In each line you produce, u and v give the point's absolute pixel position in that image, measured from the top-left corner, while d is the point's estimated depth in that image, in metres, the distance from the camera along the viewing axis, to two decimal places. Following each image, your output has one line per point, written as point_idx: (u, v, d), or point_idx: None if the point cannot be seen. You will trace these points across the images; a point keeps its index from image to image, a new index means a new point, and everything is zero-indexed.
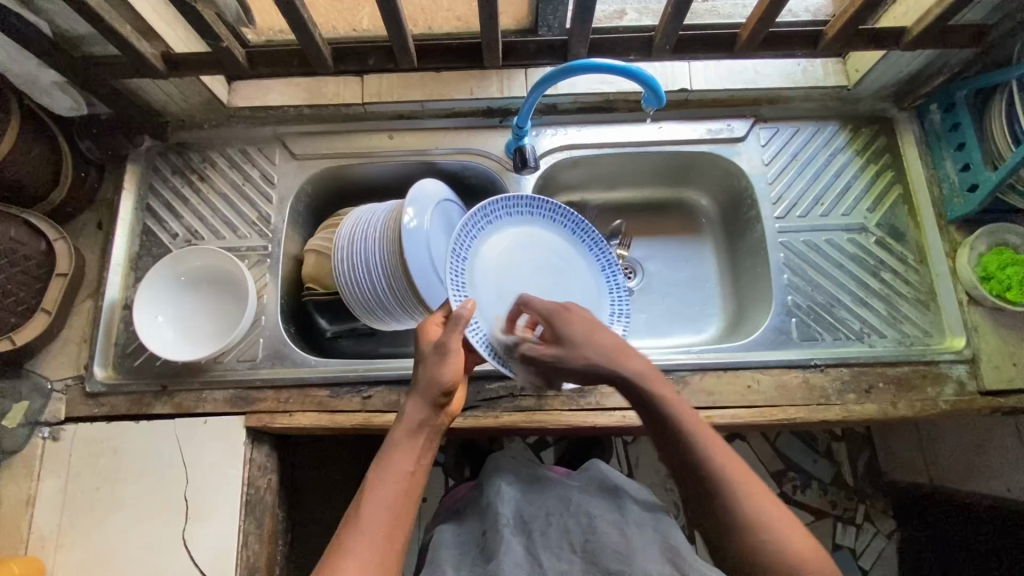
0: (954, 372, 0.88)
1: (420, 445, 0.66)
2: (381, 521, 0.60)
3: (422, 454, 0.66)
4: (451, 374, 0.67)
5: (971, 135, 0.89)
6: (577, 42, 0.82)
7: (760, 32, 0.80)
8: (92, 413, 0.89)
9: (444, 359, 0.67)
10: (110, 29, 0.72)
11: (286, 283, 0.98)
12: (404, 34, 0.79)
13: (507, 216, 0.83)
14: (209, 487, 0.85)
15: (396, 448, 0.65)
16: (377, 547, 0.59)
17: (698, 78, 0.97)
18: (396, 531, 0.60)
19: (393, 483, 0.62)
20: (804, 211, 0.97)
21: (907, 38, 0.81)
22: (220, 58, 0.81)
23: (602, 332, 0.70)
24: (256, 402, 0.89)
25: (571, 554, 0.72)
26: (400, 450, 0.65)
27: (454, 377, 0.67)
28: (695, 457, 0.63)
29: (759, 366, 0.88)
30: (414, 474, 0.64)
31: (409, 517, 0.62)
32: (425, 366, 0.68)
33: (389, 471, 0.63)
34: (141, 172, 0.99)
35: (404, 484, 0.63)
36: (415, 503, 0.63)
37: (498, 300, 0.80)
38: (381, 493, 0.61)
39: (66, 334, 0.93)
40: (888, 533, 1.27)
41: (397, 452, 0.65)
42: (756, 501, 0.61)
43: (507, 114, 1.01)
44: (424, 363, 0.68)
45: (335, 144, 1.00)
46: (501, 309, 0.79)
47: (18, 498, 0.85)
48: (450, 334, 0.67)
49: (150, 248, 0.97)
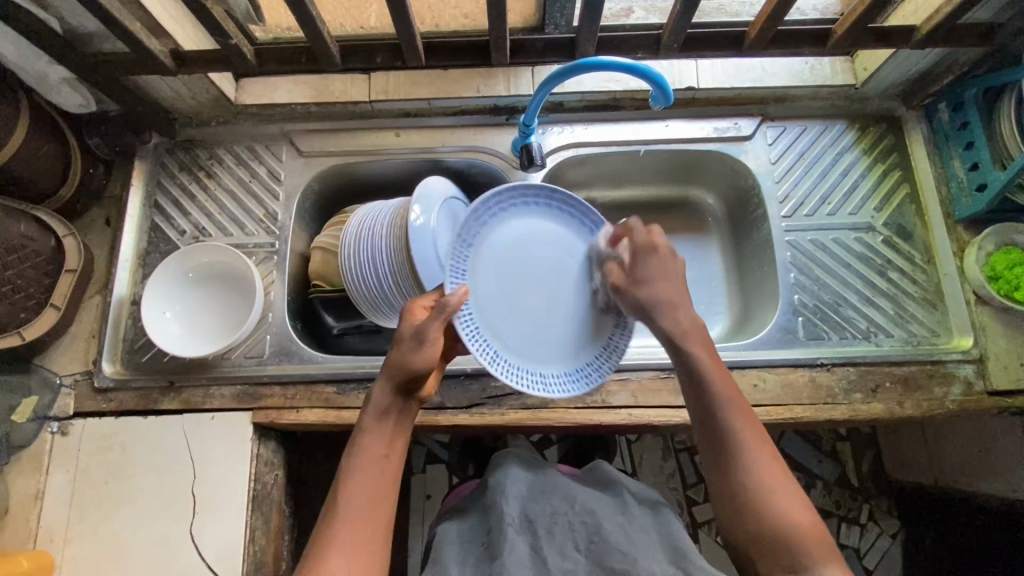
0: (961, 372, 0.88)
1: (392, 427, 0.66)
2: (361, 506, 0.61)
3: (395, 435, 0.66)
4: (421, 361, 0.65)
5: (980, 135, 0.88)
6: (585, 40, 0.82)
7: (769, 30, 0.79)
8: (100, 408, 0.90)
9: (419, 344, 0.65)
10: (121, 26, 0.72)
11: (293, 280, 0.98)
12: (413, 32, 0.79)
13: (510, 209, 0.78)
14: (215, 483, 0.86)
15: (368, 435, 0.65)
16: (359, 530, 0.60)
17: (705, 76, 0.97)
18: (373, 515, 0.61)
19: (367, 468, 0.63)
20: (811, 210, 0.97)
21: (917, 37, 0.81)
22: (229, 55, 0.81)
23: (671, 280, 0.73)
24: (263, 398, 0.89)
25: (575, 554, 0.71)
26: (372, 436, 0.65)
27: (429, 363, 0.65)
28: (730, 431, 0.65)
29: (765, 365, 0.88)
30: (388, 457, 0.64)
31: (387, 500, 0.63)
32: (398, 352, 0.66)
33: (361, 457, 0.64)
34: (149, 169, 1.00)
35: (378, 469, 0.63)
36: (392, 485, 0.64)
37: (496, 295, 0.76)
38: (357, 480, 0.62)
39: (75, 329, 0.93)
40: (892, 533, 1.26)
41: (369, 437, 0.65)
42: (777, 487, 0.62)
43: (514, 111, 1.01)
44: (396, 348, 0.67)
45: (342, 141, 1.01)
46: (498, 306, 0.76)
47: (27, 493, 0.85)
48: (428, 322, 0.65)
49: (157, 245, 0.97)
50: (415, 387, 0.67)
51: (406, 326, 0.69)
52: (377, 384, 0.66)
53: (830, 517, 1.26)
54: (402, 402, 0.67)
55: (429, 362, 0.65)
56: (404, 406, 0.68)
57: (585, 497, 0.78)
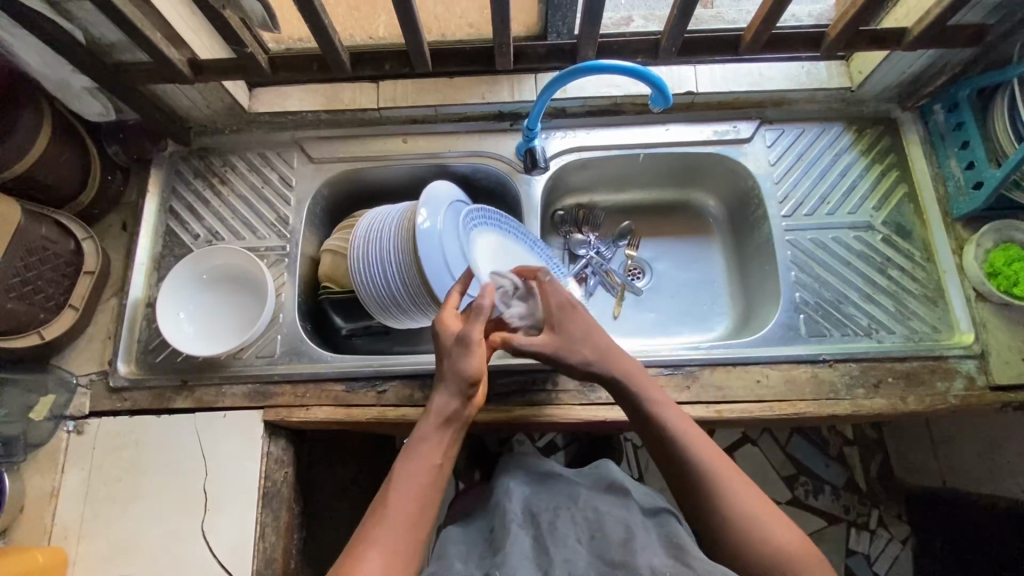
0: (963, 367, 0.89)
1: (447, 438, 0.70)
2: (404, 512, 0.64)
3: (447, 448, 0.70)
4: (475, 365, 0.71)
5: (974, 134, 0.90)
6: (586, 46, 0.85)
7: (764, 32, 0.82)
8: (115, 407, 0.92)
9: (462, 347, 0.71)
10: (141, 36, 0.75)
11: (303, 282, 1.01)
12: (420, 40, 0.82)
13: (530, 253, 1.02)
14: (226, 479, 0.87)
15: (425, 443, 0.69)
16: (400, 533, 0.62)
17: (704, 81, 0.99)
18: (421, 519, 0.64)
19: (418, 475, 0.66)
20: (810, 210, 0.99)
21: (909, 38, 0.83)
22: (244, 63, 0.84)
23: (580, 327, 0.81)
24: (274, 397, 0.91)
25: (575, 544, 0.71)
26: (426, 446, 0.69)
27: (477, 369, 0.71)
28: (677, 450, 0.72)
29: (768, 361, 0.89)
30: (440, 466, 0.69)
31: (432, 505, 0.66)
32: (449, 362, 0.72)
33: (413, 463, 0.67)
34: (165, 176, 1.03)
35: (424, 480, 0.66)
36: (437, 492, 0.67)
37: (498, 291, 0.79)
38: (408, 483, 0.66)
39: (91, 331, 0.96)
40: (902, 539, 1.26)
41: (423, 444, 0.69)
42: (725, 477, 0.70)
43: (518, 118, 1.04)
44: (445, 358, 0.73)
45: (352, 148, 1.04)
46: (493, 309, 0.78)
47: (43, 491, 0.87)
48: (469, 327, 0.71)
49: (172, 249, 1.00)
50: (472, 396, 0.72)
51: (444, 335, 0.74)
52: (439, 395, 0.71)
53: (839, 522, 1.26)
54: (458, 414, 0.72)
55: (475, 366, 0.71)
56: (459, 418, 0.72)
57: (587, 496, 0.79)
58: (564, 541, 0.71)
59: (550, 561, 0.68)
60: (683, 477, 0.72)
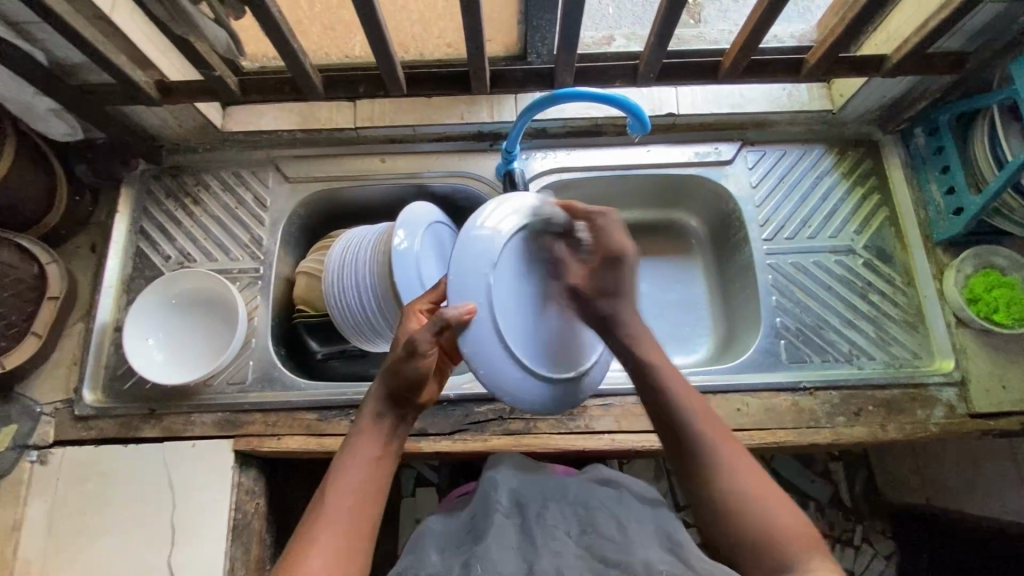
0: (943, 395, 0.88)
1: (383, 432, 0.67)
2: (350, 502, 0.62)
3: (388, 441, 0.67)
4: (418, 373, 0.66)
5: (954, 159, 0.90)
6: (563, 71, 0.84)
7: (743, 59, 0.81)
8: (81, 437, 0.89)
9: (410, 355, 0.65)
10: (104, 60, 0.73)
11: (277, 306, 0.98)
12: (392, 63, 0.80)
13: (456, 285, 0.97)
14: (196, 510, 0.85)
15: (363, 435, 0.66)
16: (347, 528, 0.60)
17: (685, 103, 0.98)
18: (364, 514, 0.62)
19: (360, 469, 0.64)
20: (791, 233, 0.98)
21: (888, 65, 0.82)
22: (212, 86, 0.81)
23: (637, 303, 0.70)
24: (245, 426, 0.89)
25: (562, 536, 0.82)
26: (366, 439, 0.66)
27: (421, 373, 0.66)
28: (675, 417, 0.65)
29: (748, 389, 0.88)
30: (380, 459, 0.65)
31: (377, 500, 0.63)
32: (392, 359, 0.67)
33: (353, 457, 0.65)
34: (135, 195, 1.00)
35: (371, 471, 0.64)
36: (381, 489, 0.64)
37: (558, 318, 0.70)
38: (348, 479, 0.63)
39: (56, 357, 0.93)
40: (887, 555, 1.25)
41: (362, 439, 0.66)
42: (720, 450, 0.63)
43: (498, 137, 1.02)
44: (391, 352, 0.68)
45: (327, 168, 1.02)
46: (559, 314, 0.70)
47: (5, 523, 0.85)
48: (421, 331, 0.64)
49: (142, 271, 0.97)
50: (410, 394, 0.68)
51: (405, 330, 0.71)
52: (375, 387, 0.68)
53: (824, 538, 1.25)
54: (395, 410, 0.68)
55: (424, 370, 0.66)
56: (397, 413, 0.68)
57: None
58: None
59: (536, 556, 0.78)
60: (676, 441, 0.65)
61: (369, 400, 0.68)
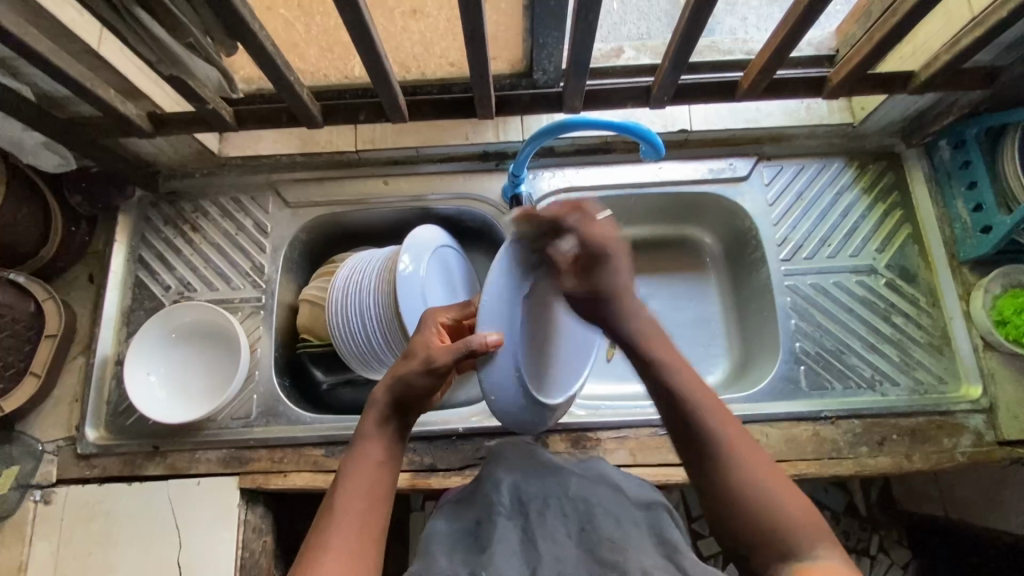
0: (970, 423, 0.85)
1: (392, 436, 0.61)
2: (354, 505, 0.55)
3: (394, 446, 0.61)
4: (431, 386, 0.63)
5: (982, 175, 0.85)
6: (572, 96, 0.81)
7: (763, 79, 0.77)
8: (84, 475, 0.87)
9: (426, 369, 0.62)
10: (94, 97, 0.70)
11: (280, 335, 0.96)
12: (394, 92, 0.77)
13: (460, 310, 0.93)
14: (201, 548, 0.83)
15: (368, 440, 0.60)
16: (354, 527, 0.54)
17: (698, 119, 0.95)
18: (372, 514, 0.55)
19: (362, 471, 0.58)
20: (810, 253, 0.94)
21: (916, 82, 0.78)
22: (206, 118, 0.78)
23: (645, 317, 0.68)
24: (250, 462, 0.87)
25: None
26: (369, 443, 0.60)
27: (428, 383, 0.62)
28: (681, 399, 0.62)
29: (767, 419, 0.85)
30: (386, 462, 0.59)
31: (385, 500, 0.57)
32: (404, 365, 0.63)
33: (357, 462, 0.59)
34: (133, 222, 0.98)
35: (374, 471, 0.58)
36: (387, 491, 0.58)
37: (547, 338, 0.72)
38: (352, 482, 0.57)
39: (58, 393, 0.91)
40: (903, 565, 1.16)
41: (367, 442, 0.60)
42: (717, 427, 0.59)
43: (504, 157, 0.99)
44: (405, 358, 0.64)
45: (329, 192, 0.99)
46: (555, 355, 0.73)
47: (10, 565, 0.83)
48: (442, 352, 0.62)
49: (141, 301, 0.95)
50: (413, 403, 0.63)
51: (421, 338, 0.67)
52: (380, 390, 0.63)
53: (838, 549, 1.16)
54: (404, 414, 0.63)
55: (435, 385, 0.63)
56: (404, 419, 0.63)
57: (581, 480, 0.58)
58: (552, 536, 0.52)
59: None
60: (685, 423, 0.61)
61: (374, 402, 0.62)
